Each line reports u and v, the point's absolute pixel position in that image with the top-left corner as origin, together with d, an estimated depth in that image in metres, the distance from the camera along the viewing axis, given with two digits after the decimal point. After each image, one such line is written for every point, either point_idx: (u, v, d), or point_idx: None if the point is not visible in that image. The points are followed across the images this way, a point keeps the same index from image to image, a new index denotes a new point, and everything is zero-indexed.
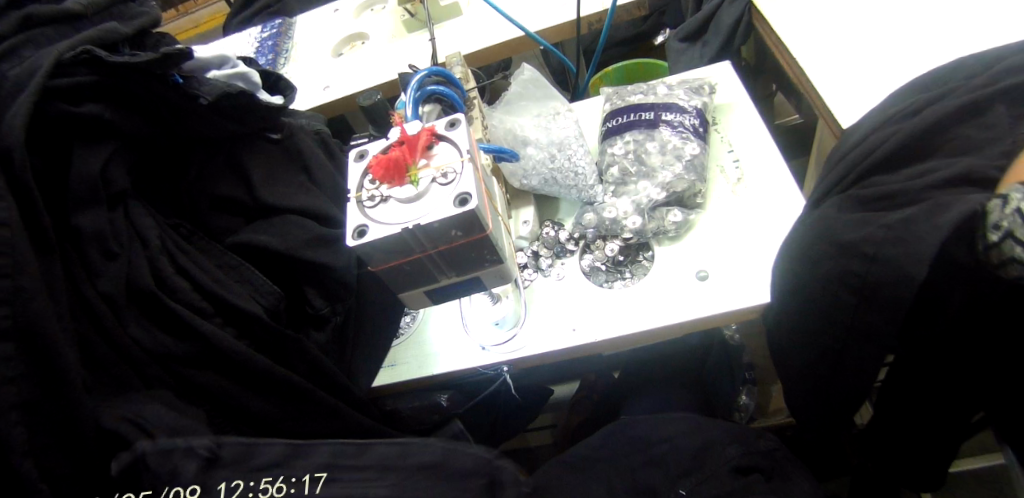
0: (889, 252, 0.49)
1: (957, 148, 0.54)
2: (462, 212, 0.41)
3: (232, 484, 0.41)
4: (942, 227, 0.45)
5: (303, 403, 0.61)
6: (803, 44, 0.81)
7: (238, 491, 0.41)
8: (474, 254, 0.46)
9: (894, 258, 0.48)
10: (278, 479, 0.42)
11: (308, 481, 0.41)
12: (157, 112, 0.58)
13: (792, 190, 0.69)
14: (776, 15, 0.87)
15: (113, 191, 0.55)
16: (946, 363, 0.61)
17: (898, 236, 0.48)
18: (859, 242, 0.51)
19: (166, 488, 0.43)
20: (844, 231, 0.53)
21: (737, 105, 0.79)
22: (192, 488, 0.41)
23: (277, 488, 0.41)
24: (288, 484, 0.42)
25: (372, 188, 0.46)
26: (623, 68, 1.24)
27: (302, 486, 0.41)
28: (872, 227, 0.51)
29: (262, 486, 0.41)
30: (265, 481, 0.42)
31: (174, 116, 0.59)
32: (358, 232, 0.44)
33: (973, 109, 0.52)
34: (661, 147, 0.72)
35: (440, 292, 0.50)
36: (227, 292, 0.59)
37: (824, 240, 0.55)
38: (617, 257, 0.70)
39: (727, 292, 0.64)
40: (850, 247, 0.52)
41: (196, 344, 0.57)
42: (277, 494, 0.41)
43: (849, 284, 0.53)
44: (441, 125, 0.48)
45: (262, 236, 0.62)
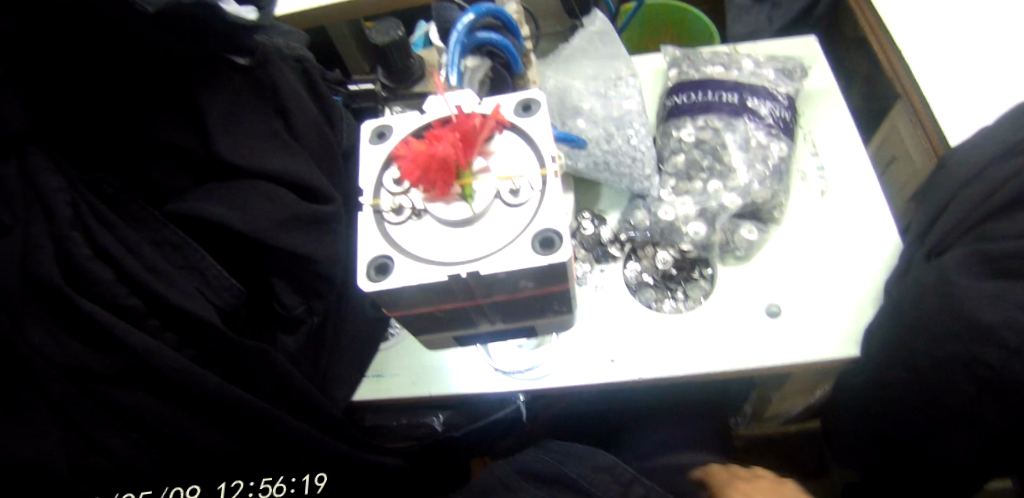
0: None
1: None
2: (547, 263, 0.27)
3: (232, 485, 0.50)
4: None
5: (262, 432, 0.47)
6: (914, 44, 0.72)
7: (239, 489, 0.51)
8: (538, 305, 0.32)
9: None
10: (279, 479, 0.52)
11: (308, 481, 0.53)
12: (75, 22, 0.37)
13: (886, 213, 0.58)
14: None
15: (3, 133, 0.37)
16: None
17: None
18: (996, 328, 0.40)
19: (171, 486, 0.48)
20: (978, 308, 0.41)
21: (831, 97, 0.66)
22: (193, 487, 0.48)
23: (277, 487, 0.52)
24: (287, 484, 0.52)
25: (398, 194, 0.31)
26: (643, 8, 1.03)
27: (302, 485, 0.53)
28: (1012, 305, 0.39)
29: (263, 487, 0.52)
30: (264, 483, 0.52)
31: (100, 31, 0.38)
32: (380, 267, 0.29)
33: None
34: (743, 142, 0.57)
35: (473, 338, 0.37)
36: (166, 285, 0.43)
37: (942, 299, 0.44)
38: (670, 271, 0.57)
39: (801, 337, 0.53)
40: (984, 332, 0.40)
41: (125, 358, 0.41)
42: (277, 492, 0.52)
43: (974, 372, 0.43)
44: (510, 106, 0.32)
45: (221, 208, 0.45)
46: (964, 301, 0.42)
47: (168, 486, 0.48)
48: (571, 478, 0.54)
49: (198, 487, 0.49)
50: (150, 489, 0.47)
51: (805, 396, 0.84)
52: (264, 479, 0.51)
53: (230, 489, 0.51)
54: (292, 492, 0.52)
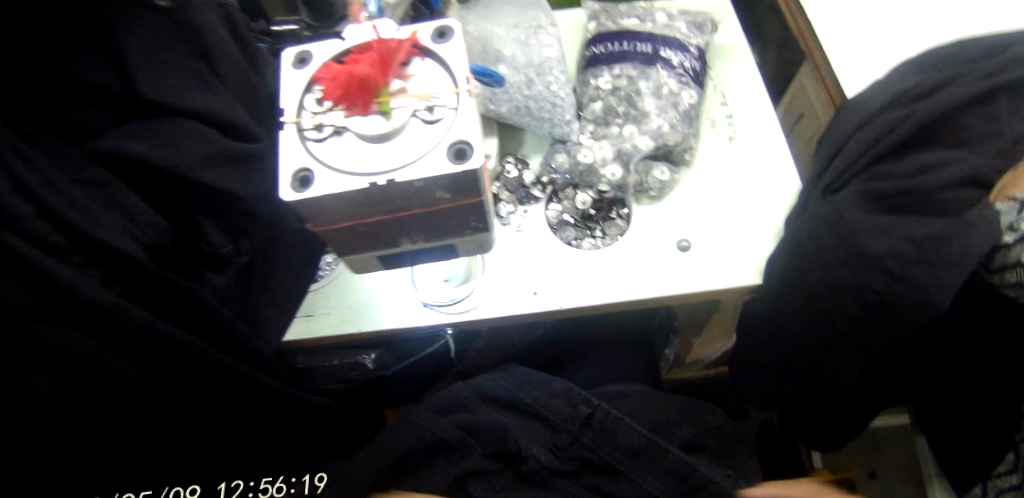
0: (918, 273, 0.46)
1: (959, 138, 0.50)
2: (459, 170, 0.30)
3: (232, 484, 0.59)
4: (974, 256, 0.45)
5: (193, 367, 0.49)
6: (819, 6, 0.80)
7: (239, 489, 0.59)
8: (455, 220, 0.35)
9: (920, 285, 0.47)
10: (278, 480, 0.60)
11: (307, 481, 0.61)
12: None
13: (782, 158, 0.65)
14: None
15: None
16: (899, 361, 0.62)
17: (925, 257, 0.46)
18: (885, 258, 0.48)
19: (171, 487, 0.56)
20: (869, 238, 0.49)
21: (737, 52, 0.72)
22: (192, 487, 0.57)
23: (277, 487, 0.60)
24: (286, 484, 0.60)
25: (318, 113, 0.32)
26: None
27: (301, 484, 0.61)
28: (896, 239, 0.48)
29: (263, 486, 0.60)
30: (264, 483, 0.60)
31: None
32: (302, 180, 0.31)
33: (990, 96, 0.49)
34: (655, 89, 0.61)
35: (397, 259, 0.39)
36: (88, 220, 0.43)
37: (829, 232, 0.52)
38: (588, 211, 0.61)
39: (705, 267, 0.59)
40: (871, 260, 0.49)
41: (47, 293, 0.41)
42: (277, 491, 0.60)
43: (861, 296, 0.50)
44: (427, 34, 0.34)
45: (142, 144, 0.44)
46: (854, 233, 0.50)
47: (166, 487, 0.56)
48: (527, 404, 0.59)
49: (197, 487, 0.57)
50: (151, 489, 0.56)
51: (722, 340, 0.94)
52: (265, 479, 0.60)
53: (231, 489, 0.59)
54: (292, 491, 0.60)
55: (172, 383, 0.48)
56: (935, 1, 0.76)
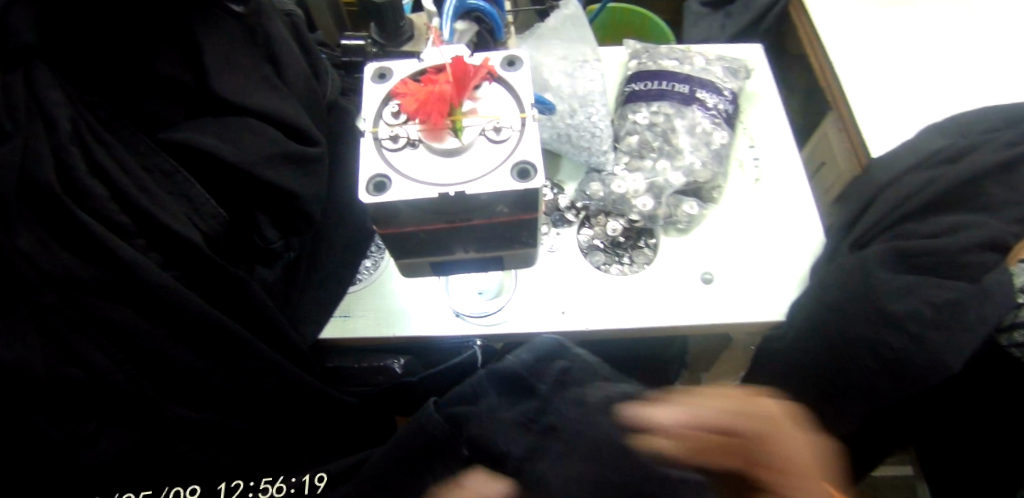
0: (935, 338, 0.51)
1: (986, 204, 0.56)
2: (522, 188, 0.32)
3: (232, 484, 0.57)
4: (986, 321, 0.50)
5: (233, 353, 0.51)
6: (847, 62, 0.83)
7: (238, 489, 0.56)
8: (508, 235, 0.38)
9: (935, 345, 0.51)
10: (278, 480, 0.58)
11: (308, 481, 0.58)
12: None
13: (806, 203, 0.68)
14: (824, 22, 0.87)
15: (8, 45, 0.38)
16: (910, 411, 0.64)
17: (944, 320, 0.51)
18: (907, 319, 0.52)
19: (171, 487, 0.55)
20: (891, 299, 0.54)
21: (767, 98, 0.75)
22: (193, 487, 0.55)
23: (277, 487, 0.57)
24: (286, 484, 0.57)
25: (395, 125, 0.35)
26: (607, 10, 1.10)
27: (301, 485, 0.57)
28: (919, 300, 0.52)
29: (263, 486, 0.57)
30: (264, 483, 0.57)
31: None
32: (377, 184, 0.33)
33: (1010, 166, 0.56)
34: (690, 128, 0.64)
35: (446, 267, 0.42)
36: (156, 206, 0.45)
37: (862, 283, 0.56)
38: (618, 238, 0.64)
39: (728, 299, 0.61)
40: (892, 318, 0.53)
41: (109, 269, 0.44)
42: (277, 491, 0.57)
43: (880, 355, 0.54)
44: (497, 61, 0.37)
45: (213, 140, 0.47)
46: (884, 292, 0.54)
47: (167, 486, 0.55)
48: None
49: (198, 487, 0.55)
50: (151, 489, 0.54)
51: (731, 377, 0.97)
52: (265, 479, 0.58)
53: (230, 489, 0.56)
54: (292, 492, 0.57)
55: (210, 368, 0.50)
56: (959, 68, 0.80)
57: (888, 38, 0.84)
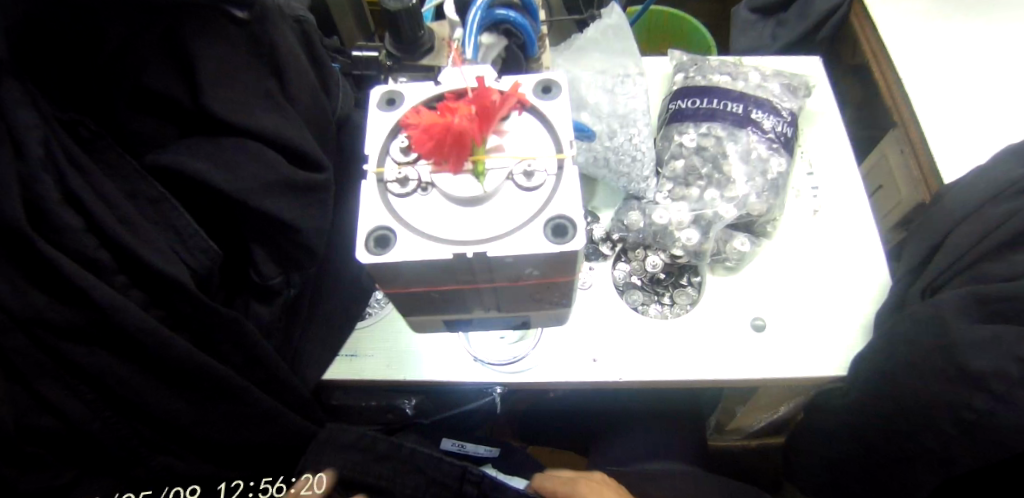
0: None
1: None
2: (557, 250, 0.26)
3: (232, 485, 0.50)
4: None
5: (225, 402, 0.45)
6: (917, 77, 0.74)
7: (238, 490, 0.50)
8: (536, 296, 0.31)
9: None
10: (278, 479, 0.51)
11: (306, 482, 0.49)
12: None
13: (873, 240, 0.60)
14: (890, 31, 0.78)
15: None
16: None
17: None
18: (988, 376, 0.41)
19: (171, 486, 0.47)
20: (971, 353, 0.42)
21: (829, 119, 0.67)
22: (193, 487, 0.47)
23: (277, 488, 0.51)
24: (286, 483, 0.51)
25: (404, 164, 0.29)
26: (645, 14, 1.02)
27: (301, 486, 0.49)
28: (1005, 357, 0.41)
29: (262, 487, 0.51)
30: (263, 483, 0.51)
31: None
32: (380, 239, 0.27)
33: None
34: (743, 153, 0.57)
35: (463, 324, 0.35)
36: (139, 240, 0.40)
37: (937, 337, 0.45)
38: (658, 275, 0.57)
39: (782, 349, 0.54)
40: (973, 378, 0.42)
41: (86, 313, 0.38)
42: (276, 492, 0.51)
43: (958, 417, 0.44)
44: (530, 86, 0.30)
45: (205, 164, 0.42)
46: (959, 346, 0.43)
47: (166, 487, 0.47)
48: None
49: (199, 487, 0.48)
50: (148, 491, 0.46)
51: (769, 412, 0.84)
52: (265, 479, 0.51)
53: (230, 489, 0.50)
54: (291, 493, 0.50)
55: (200, 418, 0.45)
56: None
57: (965, 51, 0.75)
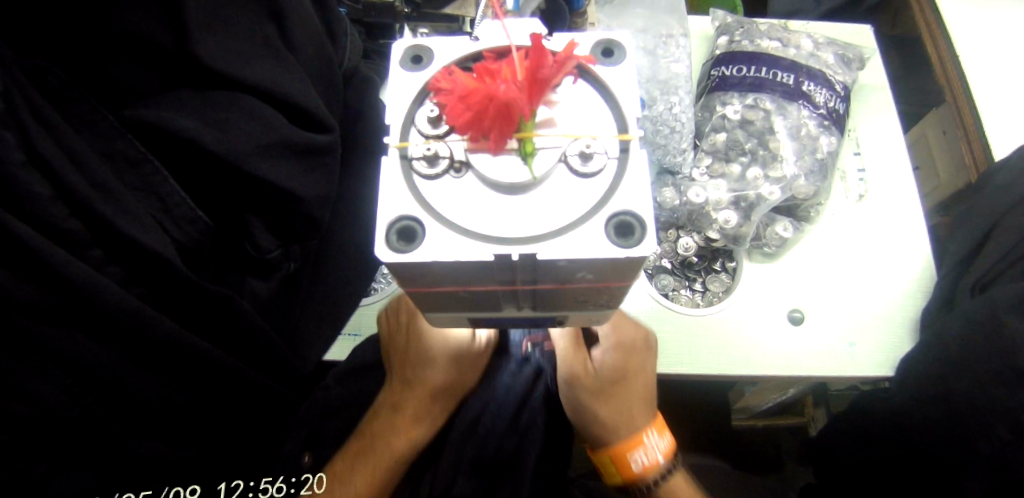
0: None
1: None
2: (620, 254, 0.21)
3: (232, 484, 0.46)
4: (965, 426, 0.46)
5: (220, 383, 0.42)
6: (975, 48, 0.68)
7: (239, 490, 0.46)
8: (582, 299, 0.27)
9: None
10: (278, 478, 0.45)
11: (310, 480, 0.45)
12: None
13: (921, 227, 0.55)
14: None
15: None
16: None
17: None
18: None
19: (171, 486, 0.43)
20: None
21: (880, 95, 0.62)
22: (193, 487, 0.44)
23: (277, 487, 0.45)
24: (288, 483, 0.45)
25: (432, 138, 0.24)
26: None
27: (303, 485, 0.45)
28: None
29: (263, 487, 0.46)
30: (264, 482, 0.46)
31: None
32: (405, 231, 0.22)
33: None
34: (792, 129, 0.52)
35: (489, 321, 0.31)
36: (116, 207, 0.35)
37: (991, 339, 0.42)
38: (690, 258, 0.53)
39: (821, 344, 0.50)
40: None
41: (57, 291, 0.34)
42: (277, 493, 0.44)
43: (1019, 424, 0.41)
44: (588, 49, 0.25)
45: (192, 120, 0.36)
46: None
47: (167, 485, 0.44)
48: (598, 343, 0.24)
49: (199, 486, 0.45)
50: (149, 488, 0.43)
51: (782, 393, 0.78)
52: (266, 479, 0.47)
53: (230, 489, 0.46)
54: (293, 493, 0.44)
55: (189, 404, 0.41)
56: None
57: None
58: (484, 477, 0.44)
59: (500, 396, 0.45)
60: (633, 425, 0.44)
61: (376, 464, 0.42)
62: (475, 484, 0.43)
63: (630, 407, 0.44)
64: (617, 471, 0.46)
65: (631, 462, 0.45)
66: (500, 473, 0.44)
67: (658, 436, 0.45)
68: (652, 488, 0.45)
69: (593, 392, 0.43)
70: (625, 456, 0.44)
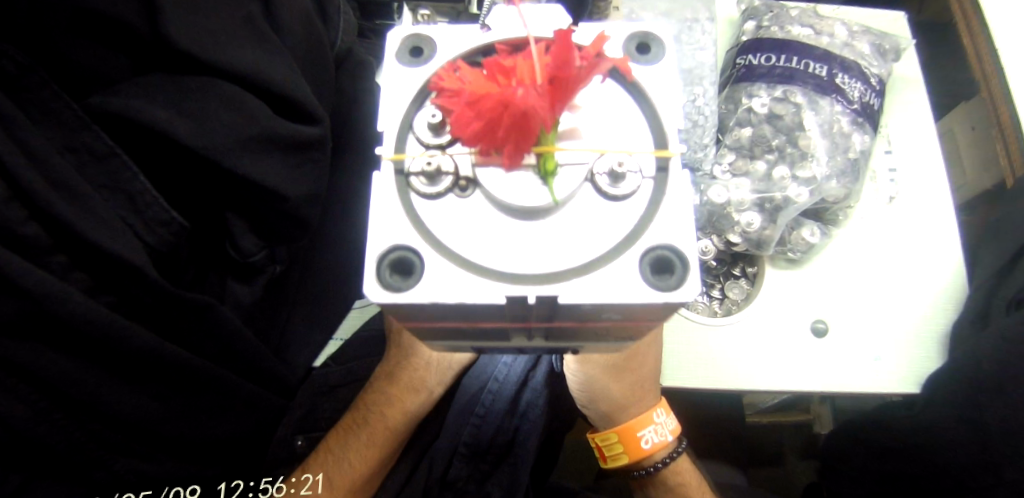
0: None
1: None
2: (656, 298, 0.18)
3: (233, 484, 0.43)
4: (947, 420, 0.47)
5: (201, 394, 0.39)
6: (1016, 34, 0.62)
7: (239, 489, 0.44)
8: (602, 335, 0.23)
9: None
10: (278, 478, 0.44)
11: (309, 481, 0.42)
12: None
13: (955, 233, 0.52)
14: None
15: None
16: None
17: None
18: None
19: (172, 485, 0.40)
20: None
21: (915, 88, 0.57)
22: (194, 487, 0.42)
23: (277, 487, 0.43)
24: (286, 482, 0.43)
25: (434, 150, 0.20)
26: None
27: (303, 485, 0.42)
28: None
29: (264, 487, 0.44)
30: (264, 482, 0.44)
31: None
32: (399, 265, 0.19)
33: None
34: (824, 125, 0.48)
35: (493, 349, 0.27)
36: (78, 209, 0.31)
37: None
38: (709, 261, 0.50)
39: (845, 358, 0.47)
40: None
41: (15, 302, 0.30)
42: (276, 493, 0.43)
43: None
44: (619, 46, 0.21)
45: (164, 111, 0.32)
46: None
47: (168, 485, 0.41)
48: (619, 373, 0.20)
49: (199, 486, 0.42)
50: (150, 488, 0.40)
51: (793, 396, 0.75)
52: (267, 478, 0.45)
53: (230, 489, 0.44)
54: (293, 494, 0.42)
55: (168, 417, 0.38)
56: None
57: None
58: (480, 461, 0.43)
59: (500, 376, 0.43)
60: (641, 404, 0.41)
61: (368, 444, 0.42)
62: (470, 468, 0.43)
63: (640, 387, 0.40)
64: (623, 451, 0.43)
65: (639, 440, 0.42)
66: (497, 458, 0.43)
67: (666, 414, 0.42)
68: (657, 467, 0.43)
69: (607, 376, 0.38)
70: (633, 434, 0.41)
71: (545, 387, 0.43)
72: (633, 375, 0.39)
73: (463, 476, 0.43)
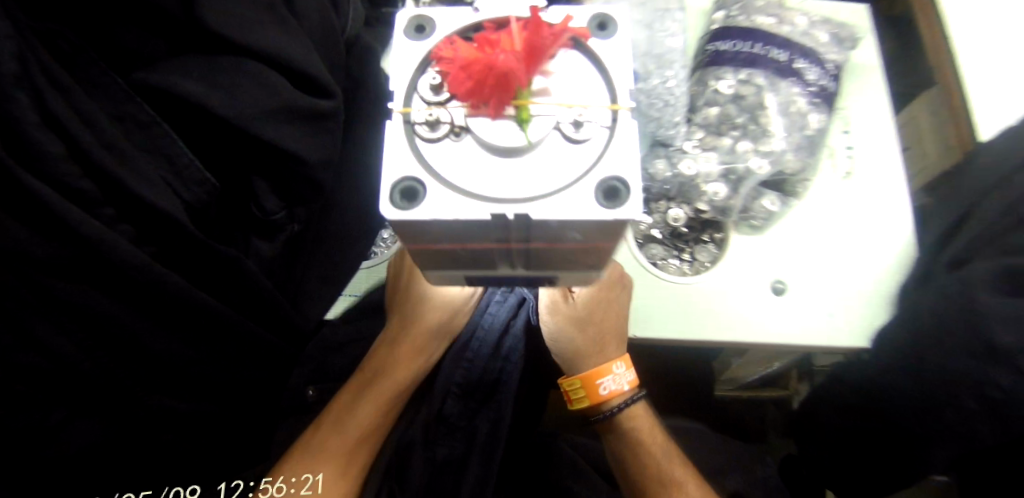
0: None
1: None
2: (605, 214, 0.23)
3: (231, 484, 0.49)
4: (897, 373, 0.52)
5: (227, 337, 0.44)
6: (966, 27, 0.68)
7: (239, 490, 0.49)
8: (571, 258, 0.29)
9: None
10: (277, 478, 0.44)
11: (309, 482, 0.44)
12: None
13: (903, 204, 0.57)
14: None
15: None
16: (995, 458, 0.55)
17: None
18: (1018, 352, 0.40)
19: (171, 486, 0.47)
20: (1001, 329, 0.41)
21: (870, 74, 0.63)
22: (192, 487, 0.48)
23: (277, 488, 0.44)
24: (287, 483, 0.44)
25: (435, 104, 0.25)
26: None
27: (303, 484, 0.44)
28: None
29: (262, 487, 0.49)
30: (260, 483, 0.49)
31: None
32: (408, 192, 0.24)
33: None
34: (782, 105, 0.54)
35: (484, 280, 0.33)
36: (126, 167, 0.36)
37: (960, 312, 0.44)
38: (679, 227, 0.56)
39: (801, 314, 0.52)
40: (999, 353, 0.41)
41: (73, 246, 0.35)
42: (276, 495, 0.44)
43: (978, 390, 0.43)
44: (583, 22, 0.27)
45: (198, 84, 0.37)
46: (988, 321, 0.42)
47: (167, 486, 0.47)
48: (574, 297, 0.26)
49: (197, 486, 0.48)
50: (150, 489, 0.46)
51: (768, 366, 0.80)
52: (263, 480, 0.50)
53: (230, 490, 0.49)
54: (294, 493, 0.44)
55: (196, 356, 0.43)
56: None
57: None
58: (470, 400, 0.51)
59: (487, 324, 0.50)
60: (604, 352, 0.48)
61: (378, 396, 0.48)
62: (462, 405, 0.51)
63: (601, 338, 0.47)
64: (585, 394, 0.49)
65: (598, 387, 0.48)
66: (484, 396, 0.51)
67: (626, 367, 0.49)
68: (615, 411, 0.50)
69: (569, 322, 0.47)
70: (593, 381, 0.48)
71: (523, 333, 0.51)
72: (596, 326, 0.47)
73: (456, 412, 0.51)
